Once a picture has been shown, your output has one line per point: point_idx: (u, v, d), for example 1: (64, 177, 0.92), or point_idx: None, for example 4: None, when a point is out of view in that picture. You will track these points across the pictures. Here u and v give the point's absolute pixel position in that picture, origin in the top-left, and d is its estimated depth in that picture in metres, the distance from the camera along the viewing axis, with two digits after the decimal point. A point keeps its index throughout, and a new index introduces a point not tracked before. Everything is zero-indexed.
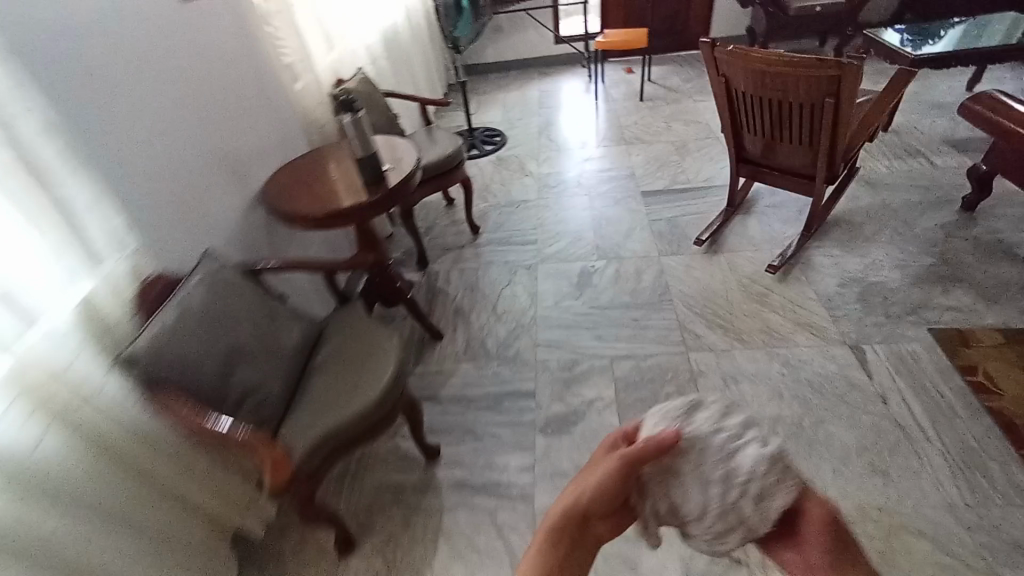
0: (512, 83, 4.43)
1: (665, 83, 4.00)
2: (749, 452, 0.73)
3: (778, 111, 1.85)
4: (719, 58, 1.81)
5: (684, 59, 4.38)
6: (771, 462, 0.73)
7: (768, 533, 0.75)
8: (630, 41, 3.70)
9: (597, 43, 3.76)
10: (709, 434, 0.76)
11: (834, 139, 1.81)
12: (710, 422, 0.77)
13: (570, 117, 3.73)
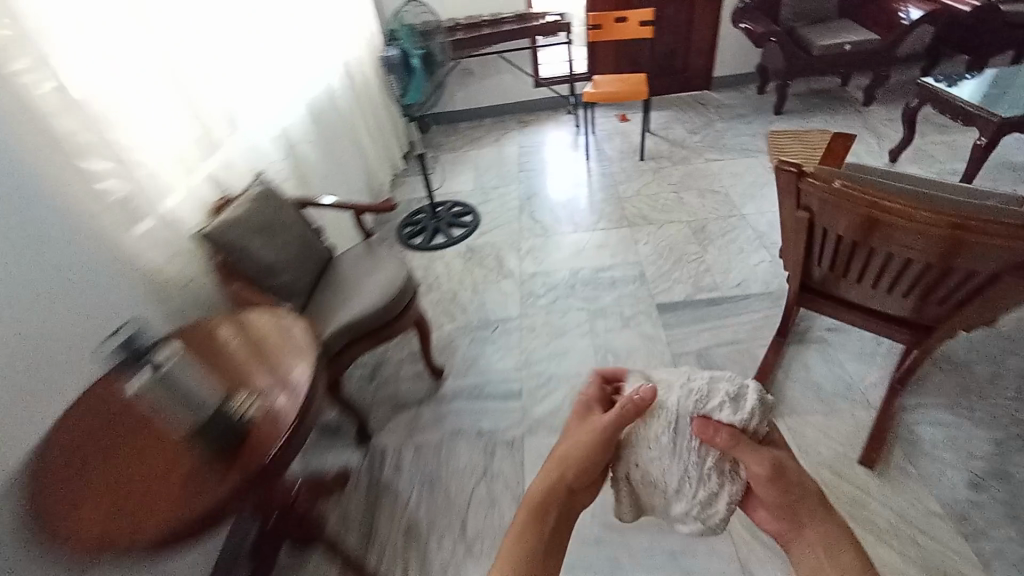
0: (486, 136, 3.76)
1: (667, 136, 3.36)
2: (697, 399, 1.04)
3: (892, 264, 1.25)
4: (812, 191, 1.19)
5: (686, 102, 3.75)
6: (728, 399, 1.04)
7: (722, 469, 1.02)
8: (629, 91, 3.02)
9: (584, 95, 3.08)
10: (682, 394, 1.05)
11: (963, 298, 1.24)
12: (683, 388, 1.06)
13: (557, 183, 3.07)
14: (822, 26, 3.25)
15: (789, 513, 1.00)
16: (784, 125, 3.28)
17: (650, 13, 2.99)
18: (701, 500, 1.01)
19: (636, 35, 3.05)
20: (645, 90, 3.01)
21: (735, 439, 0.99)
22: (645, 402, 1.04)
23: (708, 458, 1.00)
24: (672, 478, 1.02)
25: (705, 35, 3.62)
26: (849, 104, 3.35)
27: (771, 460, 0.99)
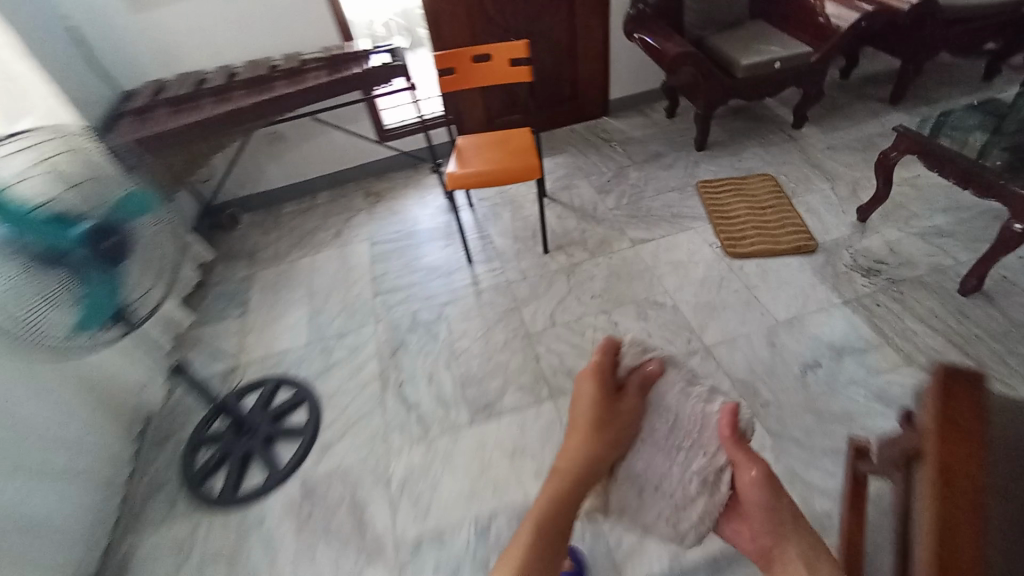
0: (324, 227, 2.63)
1: (573, 200, 2.49)
2: (699, 399, 1.11)
3: None
4: None
5: (584, 140, 2.89)
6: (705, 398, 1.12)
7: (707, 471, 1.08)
8: (513, 161, 2.05)
9: (447, 179, 2.05)
10: (681, 388, 1.13)
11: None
12: (682, 386, 1.13)
13: (434, 311, 2.08)
14: (736, 34, 2.55)
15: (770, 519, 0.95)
16: (712, 167, 2.55)
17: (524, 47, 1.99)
18: (683, 500, 1.06)
19: (508, 80, 2.05)
20: (535, 156, 2.05)
21: (739, 441, 1.04)
22: (649, 374, 1.15)
23: (712, 464, 1.05)
24: (658, 474, 1.07)
25: (594, 51, 2.77)
26: (778, 128, 2.70)
27: (761, 468, 1.00)
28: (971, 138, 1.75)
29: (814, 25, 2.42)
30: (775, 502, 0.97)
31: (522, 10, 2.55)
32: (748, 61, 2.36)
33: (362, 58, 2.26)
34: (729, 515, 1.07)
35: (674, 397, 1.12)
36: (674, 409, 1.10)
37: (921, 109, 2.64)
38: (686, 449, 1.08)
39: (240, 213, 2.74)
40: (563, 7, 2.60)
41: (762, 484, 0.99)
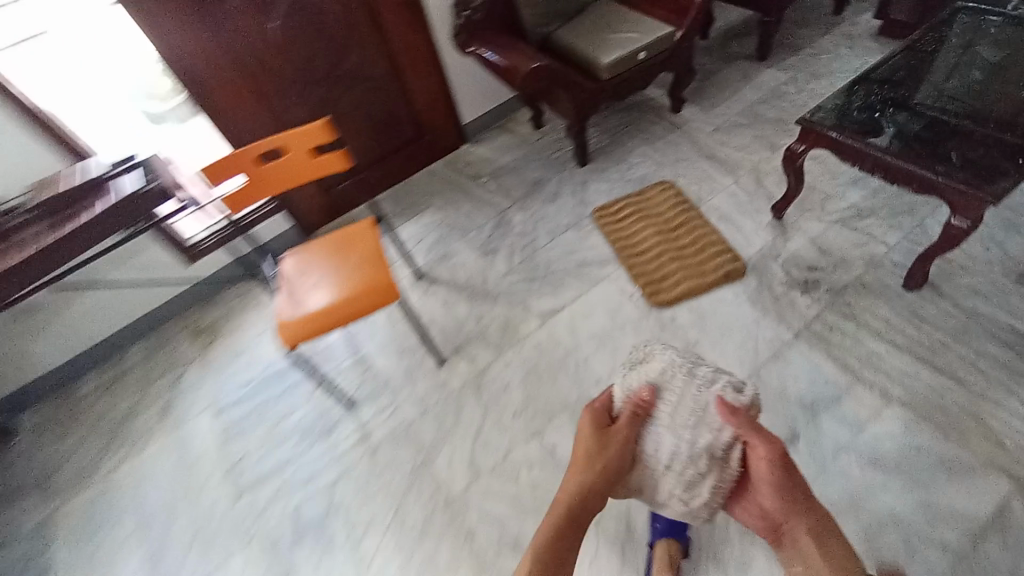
0: (146, 403, 1.97)
1: (456, 274, 2.01)
2: (704, 383, 1.19)
3: None
4: None
5: (448, 183, 2.40)
6: (707, 381, 1.20)
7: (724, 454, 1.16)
8: (358, 281, 1.52)
9: (282, 335, 1.46)
10: (684, 380, 1.19)
11: None
12: (686, 376, 1.19)
13: (322, 500, 1.58)
14: (586, 23, 2.15)
15: (783, 503, 1.11)
16: (602, 184, 2.17)
17: (327, 132, 1.42)
18: (688, 481, 1.17)
19: (320, 176, 1.49)
20: (386, 268, 1.53)
21: (747, 421, 1.13)
22: (641, 400, 1.21)
23: (723, 441, 1.16)
24: (663, 454, 1.17)
25: (428, 75, 2.24)
26: (657, 116, 2.38)
27: (774, 446, 1.12)
28: (877, 107, 1.49)
29: None
30: (786, 477, 1.11)
31: (318, 50, 1.93)
32: (609, 57, 1.98)
33: (104, 181, 1.58)
34: (737, 492, 1.20)
35: (679, 387, 1.19)
36: (679, 403, 1.18)
37: (790, 61, 2.45)
38: (696, 429, 1.16)
39: (19, 417, 1.99)
40: (371, 32, 2.00)
41: (772, 460, 1.12)
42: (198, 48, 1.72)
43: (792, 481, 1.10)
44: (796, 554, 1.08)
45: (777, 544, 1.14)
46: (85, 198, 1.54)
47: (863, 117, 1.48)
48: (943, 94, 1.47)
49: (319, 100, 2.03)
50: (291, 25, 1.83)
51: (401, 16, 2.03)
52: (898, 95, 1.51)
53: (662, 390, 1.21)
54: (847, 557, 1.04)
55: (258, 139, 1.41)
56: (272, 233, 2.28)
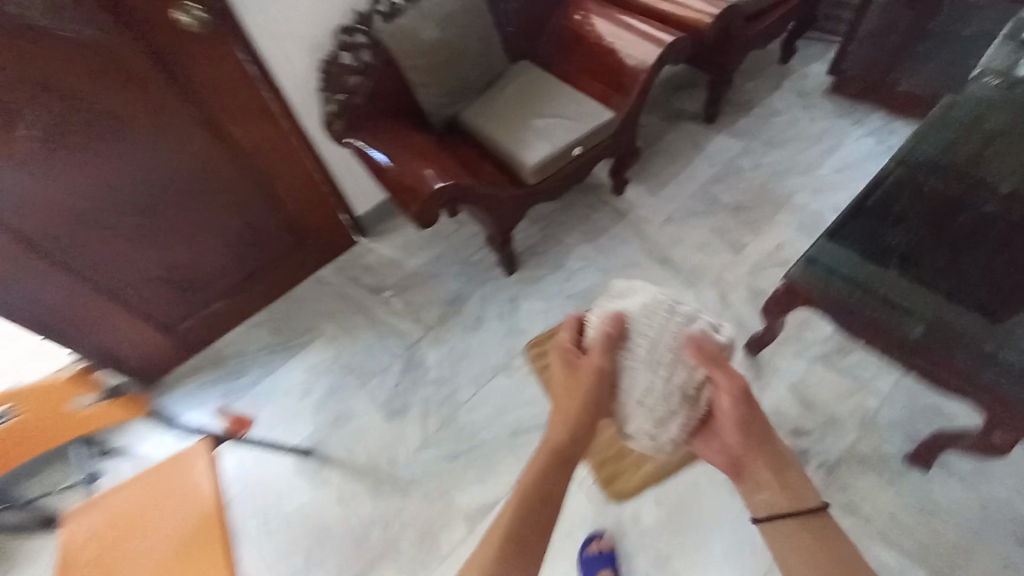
0: None
1: (358, 451, 1.59)
2: (681, 319, 1.01)
3: None
4: None
5: (345, 301, 1.93)
6: (687, 315, 1.02)
7: (698, 400, 1.01)
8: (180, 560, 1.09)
9: None
10: (663, 315, 1.01)
11: None
12: (664, 312, 1.01)
13: None
14: (507, 102, 1.70)
15: (746, 438, 0.97)
16: (534, 304, 1.78)
17: (82, 378, 1.16)
18: (658, 421, 1.01)
19: (90, 429, 1.18)
20: (218, 526, 1.13)
21: (714, 359, 0.97)
22: (614, 336, 1.01)
23: (691, 379, 1.00)
24: (638, 393, 1.01)
25: (304, 171, 1.73)
26: (595, 200, 1.99)
27: (742, 384, 0.97)
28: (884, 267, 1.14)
29: (600, 66, 1.70)
30: (755, 415, 0.97)
31: (118, 168, 1.38)
32: (533, 156, 1.54)
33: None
34: (702, 429, 1.04)
35: (656, 326, 1.00)
36: (656, 340, 0.99)
37: (742, 125, 2.10)
38: (668, 367, 0.99)
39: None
40: (202, 133, 1.47)
41: (740, 402, 0.96)
42: None
43: (755, 423, 0.97)
44: (757, 488, 0.97)
45: (733, 472, 1.02)
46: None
47: (869, 290, 1.11)
48: (962, 242, 1.15)
49: (134, 227, 1.51)
50: (64, 141, 1.28)
51: (244, 109, 1.50)
52: (915, 245, 1.15)
53: (634, 323, 1.02)
54: (807, 488, 0.94)
55: None
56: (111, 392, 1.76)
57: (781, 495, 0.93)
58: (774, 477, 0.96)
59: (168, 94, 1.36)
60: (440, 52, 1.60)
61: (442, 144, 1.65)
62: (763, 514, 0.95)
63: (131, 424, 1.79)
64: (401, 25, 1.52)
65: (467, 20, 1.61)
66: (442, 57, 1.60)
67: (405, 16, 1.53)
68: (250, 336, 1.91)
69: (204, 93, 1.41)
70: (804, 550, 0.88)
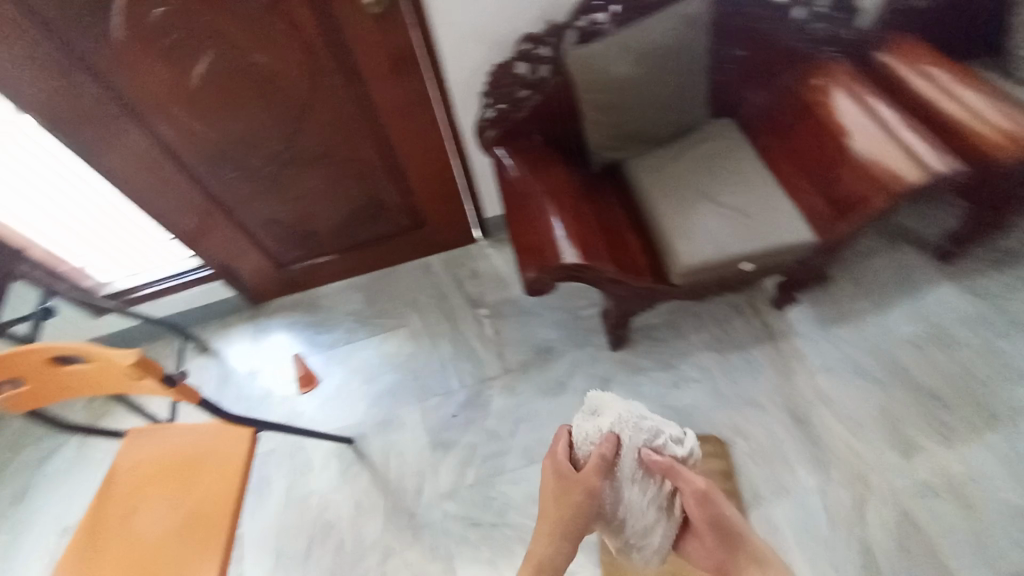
0: (4, 475, 1.66)
1: (393, 462, 1.56)
2: (647, 435, 1.13)
3: None
4: None
5: (439, 300, 1.85)
6: (668, 436, 1.13)
7: (672, 510, 1.14)
8: (170, 547, 1.07)
9: None
10: (633, 430, 1.12)
11: None
12: (634, 425, 1.13)
13: None
14: (684, 169, 1.43)
15: (716, 532, 1.09)
16: (625, 397, 1.59)
17: (142, 376, 0.90)
18: (639, 531, 1.12)
19: (80, 389, 0.97)
20: (213, 533, 1.08)
21: (674, 469, 1.10)
22: (607, 452, 1.11)
23: (660, 491, 1.12)
24: (616, 504, 1.12)
25: (440, 164, 1.61)
26: (745, 306, 1.70)
27: (699, 489, 1.07)
28: None
29: (816, 155, 1.32)
30: (720, 518, 1.08)
31: (267, 119, 1.36)
32: (687, 253, 1.30)
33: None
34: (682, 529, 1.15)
35: (628, 439, 1.11)
36: (626, 456, 1.11)
37: (980, 287, 1.59)
38: (638, 481, 1.11)
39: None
40: (352, 105, 1.39)
41: (701, 497, 1.07)
42: (77, 102, 1.20)
43: (724, 526, 1.09)
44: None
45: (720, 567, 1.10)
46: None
47: None
48: None
49: (268, 174, 1.51)
50: (225, 84, 1.26)
51: (406, 91, 1.38)
52: None
53: (622, 437, 1.12)
54: None
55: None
56: (216, 300, 1.86)
57: (713, 544, 1.09)
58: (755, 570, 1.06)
59: (329, 58, 1.27)
60: (630, 93, 1.32)
61: (591, 194, 1.43)
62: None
63: (225, 328, 1.90)
64: (597, 53, 1.25)
65: (676, 63, 1.30)
66: (630, 99, 1.32)
67: (607, 42, 1.25)
68: (345, 296, 1.92)
69: (363, 66, 1.29)
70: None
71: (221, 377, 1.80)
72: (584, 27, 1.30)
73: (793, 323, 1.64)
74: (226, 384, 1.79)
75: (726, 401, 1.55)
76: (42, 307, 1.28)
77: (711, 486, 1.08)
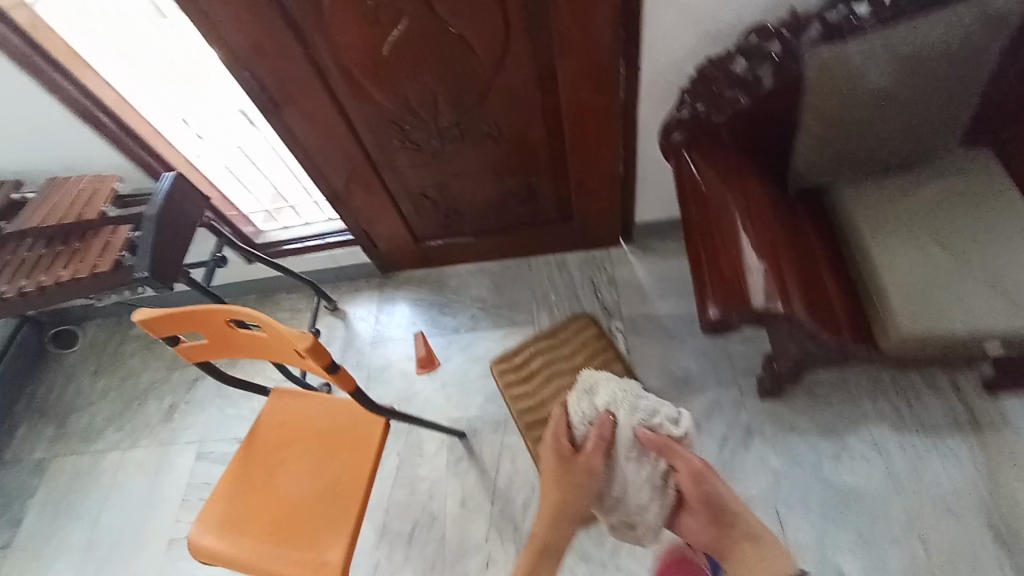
0: (160, 390, 1.84)
1: (502, 468, 1.49)
2: (644, 414, 1.09)
3: None
4: None
5: (571, 304, 1.73)
6: (669, 418, 1.10)
7: (670, 491, 1.09)
8: (316, 512, 1.06)
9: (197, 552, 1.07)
10: (627, 409, 1.09)
11: None
12: (629, 405, 1.09)
13: None
14: (919, 209, 1.16)
15: (713, 513, 1.07)
16: (772, 456, 1.38)
17: (310, 361, 0.88)
18: (634, 508, 1.11)
19: (254, 350, 0.97)
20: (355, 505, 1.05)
21: (670, 447, 1.06)
22: (604, 433, 1.10)
23: (658, 471, 1.08)
24: (613, 485, 1.11)
25: (606, 161, 1.47)
26: (941, 381, 1.40)
27: (692, 470, 1.05)
28: None
29: None
30: (715, 495, 1.06)
31: (443, 92, 1.28)
32: (913, 320, 1.04)
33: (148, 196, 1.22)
34: (679, 508, 1.13)
35: (622, 418, 1.09)
36: (622, 435, 1.09)
37: None
38: (633, 461, 1.08)
39: (84, 326, 2.04)
40: (534, 88, 1.29)
41: (698, 477, 1.05)
42: (277, 62, 1.20)
43: (719, 509, 1.06)
44: (736, 561, 1.05)
45: (717, 550, 1.08)
46: (102, 222, 1.15)
47: None
48: None
49: (431, 150, 1.45)
50: (411, 51, 1.18)
51: (592, 80, 1.24)
52: None
53: (618, 416, 1.09)
54: (782, 555, 1.01)
55: (161, 327, 0.93)
56: (352, 265, 1.89)
57: (708, 529, 1.07)
58: (749, 548, 1.05)
59: (525, 37, 1.17)
60: (877, 109, 1.06)
61: (789, 221, 1.20)
62: None
63: (355, 292, 1.93)
64: (852, 56, 1.01)
65: (950, 78, 1.03)
66: (874, 117, 1.08)
67: (867, 43, 1.01)
68: (472, 280, 1.87)
69: (557, 46, 1.18)
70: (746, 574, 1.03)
71: (346, 338, 1.84)
72: (835, 23, 1.05)
73: (1007, 414, 1.33)
74: (349, 349, 1.81)
75: (901, 490, 1.29)
76: (218, 254, 1.34)
77: (702, 464, 1.06)
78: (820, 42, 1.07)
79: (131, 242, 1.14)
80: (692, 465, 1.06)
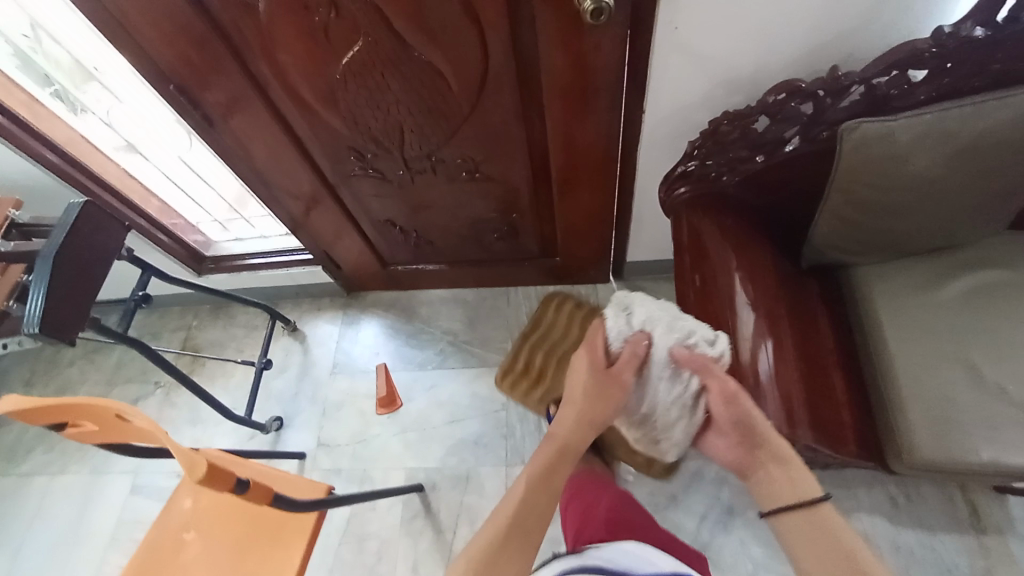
0: None
1: (459, 531, 1.36)
2: (679, 336, 0.86)
3: None
4: None
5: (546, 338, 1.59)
6: (706, 340, 0.87)
7: (699, 413, 0.88)
8: None
9: None
10: (666, 327, 0.87)
11: None
12: (668, 323, 0.87)
13: None
14: (949, 307, 1.00)
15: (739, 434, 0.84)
16: (754, 544, 1.25)
17: (206, 487, 0.77)
18: (658, 428, 0.91)
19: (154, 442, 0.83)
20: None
21: (705, 369, 0.85)
22: (638, 352, 0.87)
23: (693, 392, 0.87)
24: (640, 407, 0.90)
25: (597, 202, 1.29)
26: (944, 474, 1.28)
27: (727, 388, 0.85)
28: None
29: None
30: (748, 415, 0.83)
31: (410, 122, 1.10)
32: (927, 441, 0.91)
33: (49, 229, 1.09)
34: (706, 428, 0.91)
35: (660, 341, 0.86)
36: (658, 356, 0.86)
37: None
38: (665, 380, 0.87)
39: None
40: (516, 120, 1.09)
41: (733, 398, 0.84)
42: (206, 72, 1.00)
43: (747, 430, 0.84)
44: (764, 481, 0.82)
45: (744, 471, 0.86)
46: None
47: None
48: None
49: (397, 179, 1.27)
50: (371, 76, 0.99)
51: (581, 121, 1.06)
52: None
53: (656, 337, 0.87)
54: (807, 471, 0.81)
55: (34, 417, 0.76)
56: (314, 283, 1.71)
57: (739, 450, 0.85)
58: (777, 470, 0.82)
59: (505, 67, 0.97)
60: (915, 195, 0.90)
61: (800, 307, 1.02)
62: (770, 509, 0.80)
63: (316, 313, 1.76)
64: (897, 135, 0.84)
65: (1009, 169, 0.86)
66: (912, 203, 0.91)
67: (918, 120, 0.84)
68: (445, 308, 1.70)
69: (546, 81, 0.98)
70: (813, 540, 0.75)
71: (303, 365, 1.67)
72: (881, 89, 0.85)
73: (1012, 518, 1.21)
74: (305, 378, 1.65)
75: None
76: (141, 292, 1.20)
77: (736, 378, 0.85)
78: (858, 107, 0.88)
79: (22, 285, 0.99)
80: (724, 384, 0.85)
